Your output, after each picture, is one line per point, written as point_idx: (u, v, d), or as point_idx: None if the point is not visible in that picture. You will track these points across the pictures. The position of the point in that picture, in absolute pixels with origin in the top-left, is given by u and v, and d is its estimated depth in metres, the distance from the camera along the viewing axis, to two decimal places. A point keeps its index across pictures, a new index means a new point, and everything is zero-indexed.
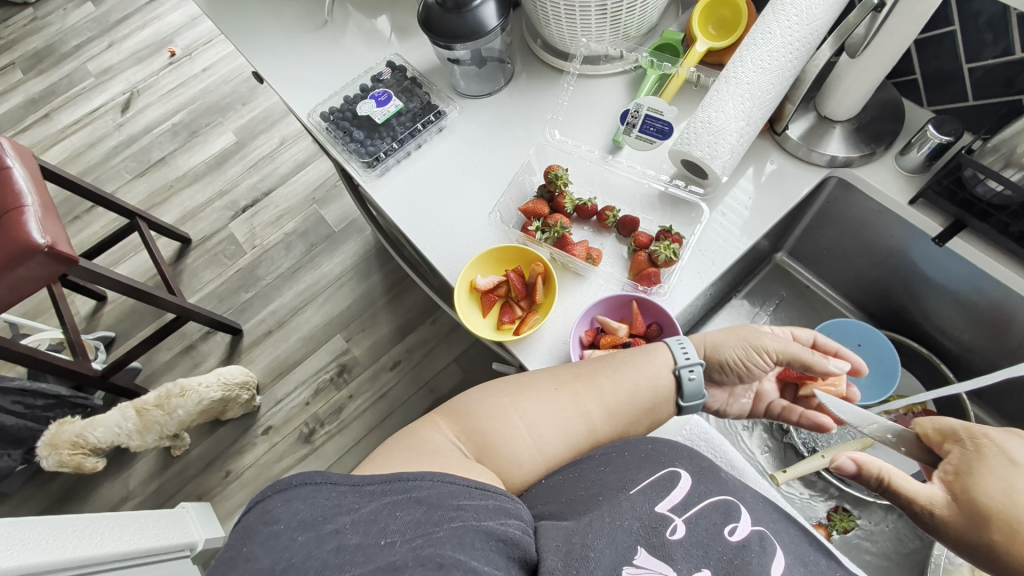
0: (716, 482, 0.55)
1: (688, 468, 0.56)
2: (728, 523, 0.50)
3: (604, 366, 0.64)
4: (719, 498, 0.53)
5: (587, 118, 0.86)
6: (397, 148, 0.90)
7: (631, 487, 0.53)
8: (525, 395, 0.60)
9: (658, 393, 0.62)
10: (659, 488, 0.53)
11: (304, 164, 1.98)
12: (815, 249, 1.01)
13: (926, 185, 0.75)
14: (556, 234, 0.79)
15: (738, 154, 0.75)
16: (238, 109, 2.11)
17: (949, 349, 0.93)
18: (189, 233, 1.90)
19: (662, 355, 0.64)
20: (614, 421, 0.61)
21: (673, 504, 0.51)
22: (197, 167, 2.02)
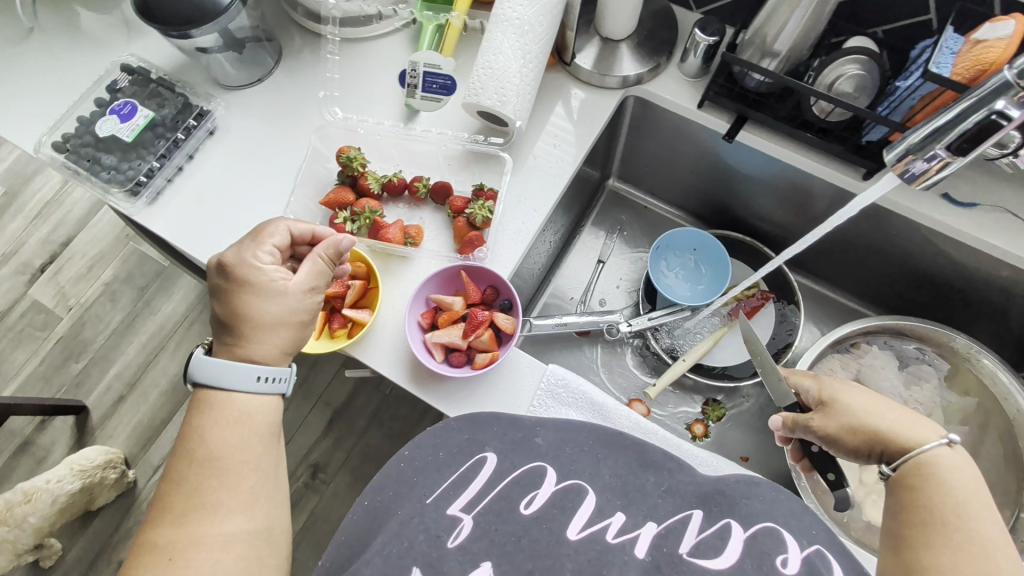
0: (528, 449, 0.51)
1: (499, 446, 0.51)
2: (525, 496, 0.47)
3: (182, 487, 0.51)
4: (524, 468, 0.49)
5: (372, 88, 0.77)
6: (162, 165, 0.75)
7: (429, 495, 0.48)
8: None
9: (263, 430, 0.56)
10: (457, 484, 0.48)
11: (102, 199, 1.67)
12: (638, 169, 1.04)
13: (707, 87, 0.76)
14: (367, 221, 0.72)
15: (531, 94, 0.72)
16: None
17: (769, 233, 1.01)
18: None
19: (236, 395, 0.55)
20: (264, 494, 0.53)
21: (471, 499, 0.47)
22: None
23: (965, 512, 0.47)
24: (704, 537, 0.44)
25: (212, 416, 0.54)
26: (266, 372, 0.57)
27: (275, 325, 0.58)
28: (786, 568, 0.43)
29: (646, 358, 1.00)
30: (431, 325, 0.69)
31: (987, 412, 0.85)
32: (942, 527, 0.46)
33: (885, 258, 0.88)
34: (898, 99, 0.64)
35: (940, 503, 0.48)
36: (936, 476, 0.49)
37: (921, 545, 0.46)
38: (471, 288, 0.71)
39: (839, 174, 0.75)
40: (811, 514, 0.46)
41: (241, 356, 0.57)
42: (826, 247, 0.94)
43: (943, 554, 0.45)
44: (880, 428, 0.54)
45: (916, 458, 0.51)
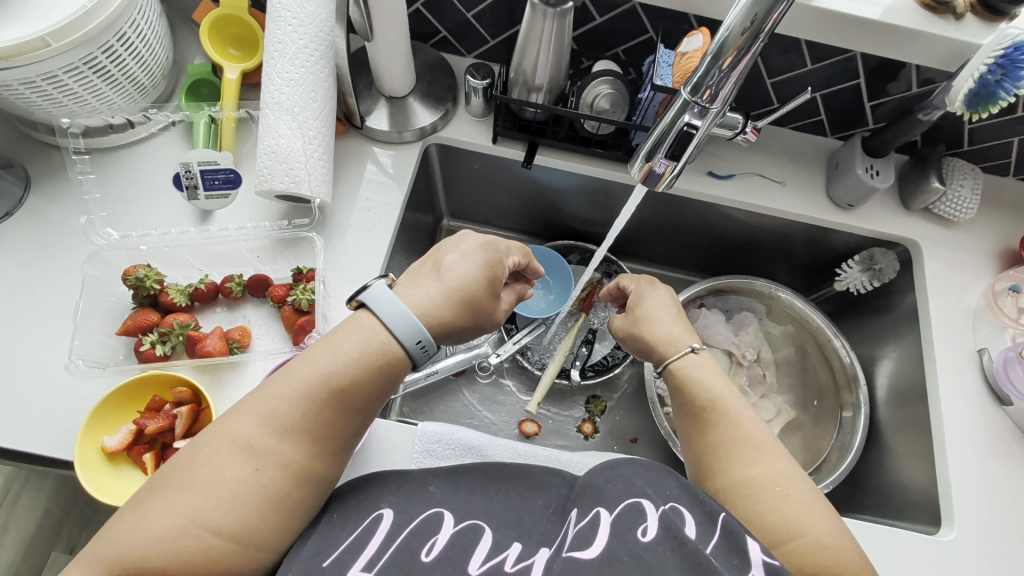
0: (422, 498, 0.48)
1: (395, 499, 0.48)
2: (425, 541, 0.44)
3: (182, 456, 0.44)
4: (422, 515, 0.46)
5: (150, 197, 0.71)
6: None
7: (326, 559, 0.43)
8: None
9: (345, 411, 0.47)
10: (356, 544, 0.44)
11: None
12: (466, 205, 1.07)
13: (496, 125, 0.83)
14: (181, 337, 0.66)
15: (327, 167, 0.71)
16: None
17: (596, 234, 1.09)
18: None
19: (382, 332, 0.49)
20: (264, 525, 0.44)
21: (372, 557, 0.43)
22: None
23: (714, 393, 0.58)
24: (578, 530, 0.44)
25: (347, 338, 0.49)
26: (427, 341, 0.50)
27: (456, 305, 0.53)
28: (646, 536, 0.42)
29: (524, 378, 1.03)
30: None
31: (801, 335, 1.00)
32: (704, 410, 0.57)
33: (688, 232, 1.00)
34: (644, 108, 0.75)
35: (697, 391, 0.59)
36: (687, 372, 0.61)
37: (697, 432, 0.57)
38: None
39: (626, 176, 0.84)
40: (664, 477, 0.47)
41: (420, 305, 0.51)
42: (644, 234, 1.05)
43: (709, 432, 0.56)
44: (653, 334, 0.66)
45: (675, 359, 0.62)
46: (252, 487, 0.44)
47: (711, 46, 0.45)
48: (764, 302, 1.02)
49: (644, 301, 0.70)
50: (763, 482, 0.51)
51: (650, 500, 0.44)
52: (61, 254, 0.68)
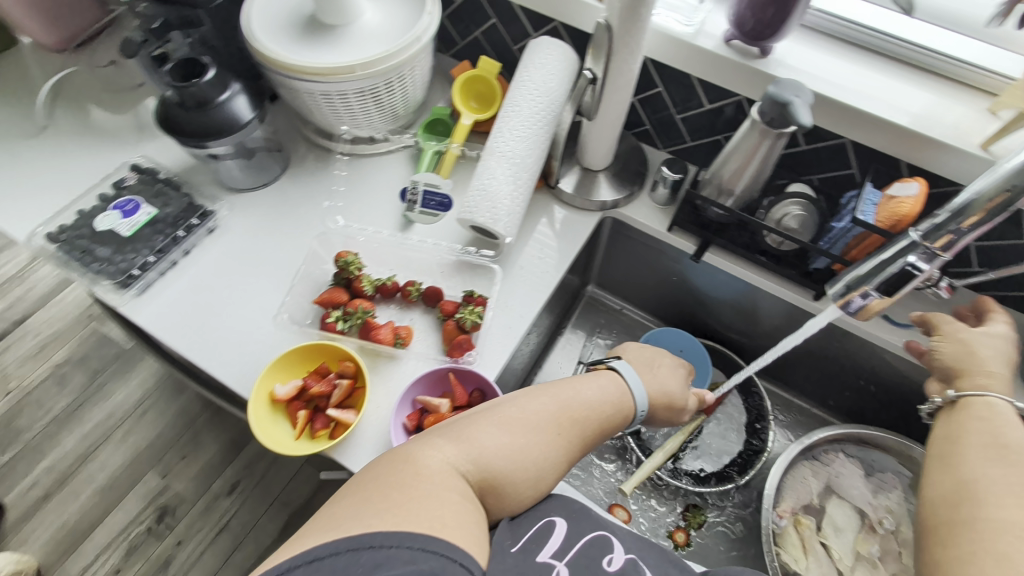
0: (590, 519, 0.60)
1: (563, 512, 0.60)
2: (604, 556, 0.56)
3: (501, 406, 0.63)
4: (592, 533, 0.58)
5: (374, 199, 0.84)
6: (158, 260, 0.77)
7: (514, 545, 0.56)
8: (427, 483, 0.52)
9: (600, 425, 0.68)
10: (538, 539, 0.57)
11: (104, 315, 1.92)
12: (615, 278, 1.12)
13: (676, 216, 0.87)
14: (359, 321, 0.74)
15: (521, 211, 0.79)
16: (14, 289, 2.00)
17: (735, 340, 1.09)
18: None
19: (616, 379, 0.73)
20: (536, 481, 0.60)
21: (554, 553, 0.56)
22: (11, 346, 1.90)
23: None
24: None
25: (609, 381, 0.72)
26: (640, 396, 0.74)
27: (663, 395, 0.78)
28: None
29: (626, 463, 0.99)
30: (417, 427, 0.68)
31: None
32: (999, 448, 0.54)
33: (836, 367, 0.96)
34: (835, 237, 0.75)
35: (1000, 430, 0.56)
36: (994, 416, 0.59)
37: (966, 463, 0.53)
38: (458, 390, 0.71)
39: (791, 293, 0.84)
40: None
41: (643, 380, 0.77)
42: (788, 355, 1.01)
43: (986, 467, 0.52)
44: (990, 368, 0.64)
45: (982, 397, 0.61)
46: (541, 448, 0.61)
47: (956, 203, 0.53)
48: (913, 469, 0.91)
49: (989, 343, 0.66)
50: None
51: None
52: (294, 224, 0.82)
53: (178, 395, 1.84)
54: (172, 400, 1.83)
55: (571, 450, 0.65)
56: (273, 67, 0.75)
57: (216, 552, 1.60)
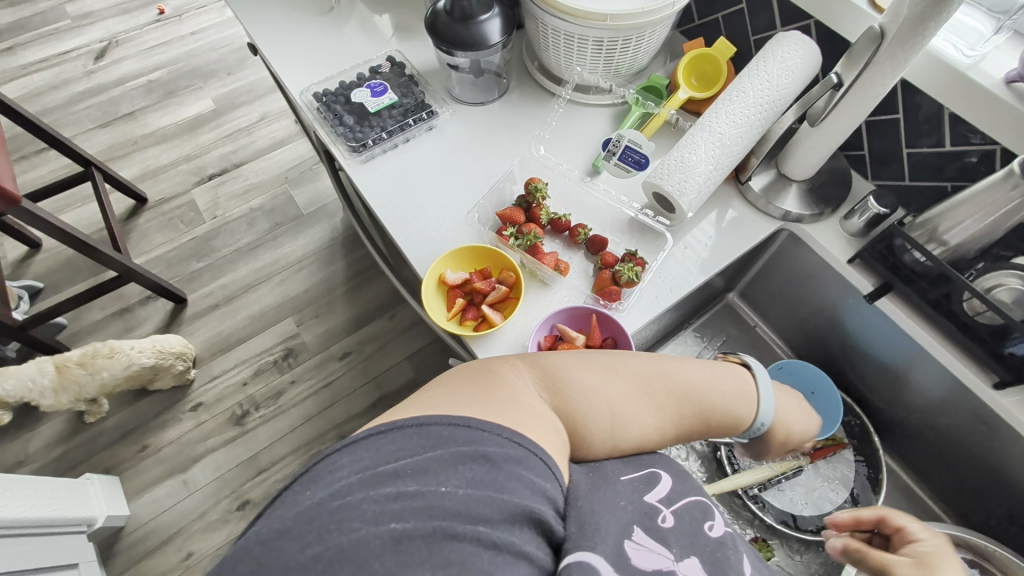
0: (694, 482, 0.59)
1: (669, 468, 0.59)
2: (707, 519, 0.55)
3: (602, 355, 0.62)
4: (696, 496, 0.57)
5: (573, 141, 0.91)
6: (385, 138, 0.92)
7: (623, 475, 0.56)
8: (521, 396, 0.53)
9: (712, 409, 0.63)
10: (646, 482, 0.56)
11: (299, 184, 2.31)
12: (763, 293, 1.09)
13: (863, 248, 0.82)
14: (529, 242, 0.80)
15: (705, 194, 0.82)
16: (245, 135, 2.43)
17: (869, 399, 1.03)
18: (165, 227, 2.20)
19: (743, 381, 0.67)
20: (621, 435, 0.58)
21: (661, 499, 0.55)
22: (226, 177, 2.33)
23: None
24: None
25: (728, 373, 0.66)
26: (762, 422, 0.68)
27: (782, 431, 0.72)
28: None
29: (710, 471, 0.99)
30: (549, 349, 0.74)
31: None
32: None
33: (985, 469, 0.87)
34: None
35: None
36: None
37: None
38: (595, 332, 0.75)
39: (966, 371, 0.77)
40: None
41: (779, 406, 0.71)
42: (924, 431, 0.94)
43: None
44: None
45: None
46: (633, 403, 0.59)
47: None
48: None
49: None
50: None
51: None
52: (499, 142, 0.91)
53: (329, 265, 2.13)
54: (324, 267, 2.13)
55: (670, 423, 0.61)
56: None
57: (318, 401, 1.87)
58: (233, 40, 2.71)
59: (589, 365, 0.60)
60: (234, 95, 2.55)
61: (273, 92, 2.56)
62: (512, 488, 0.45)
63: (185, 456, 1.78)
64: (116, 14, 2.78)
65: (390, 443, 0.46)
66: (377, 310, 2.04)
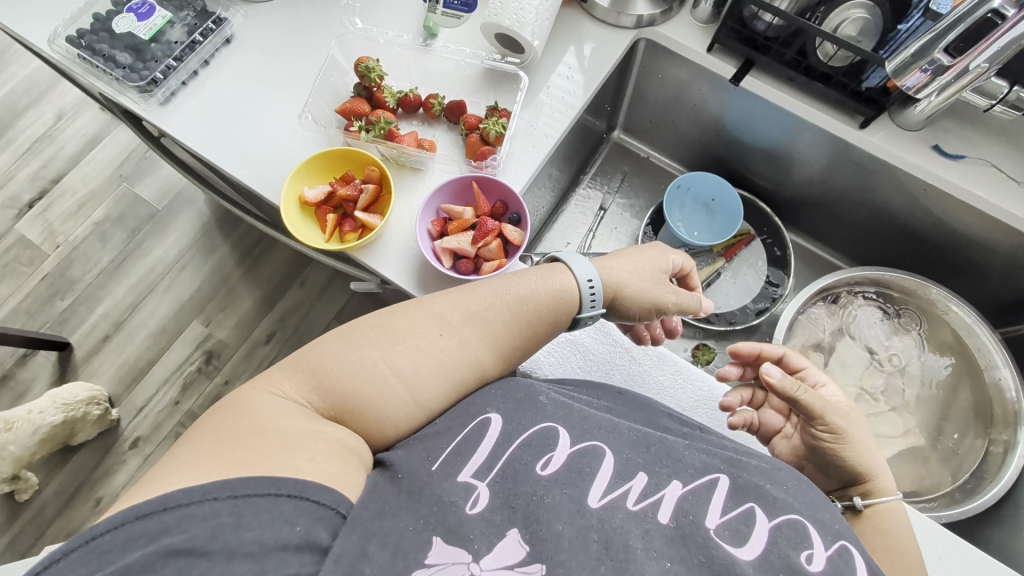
0: (535, 412, 0.54)
1: (501, 410, 0.55)
2: (542, 457, 0.50)
3: (364, 325, 0.57)
4: (536, 430, 0.52)
5: (393, 7, 0.81)
6: (177, 65, 0.76)
7: (435, 461, 0.51)
8: (260, 423, 0.48)
9: (505, 328, 0.59)
10: (465, 448, 0.52)
11: (140, 177, 2.01)
12: (643, 120, 1.06)
13: (719, 30, 0.79)
14: (382, 130, 0.72)
15: (548, 20, 0.74)
16: (50, 142, 2.05)
17: (764, 188, 1.06)
18: (5, 275, 1.89)
19: (566, 275, 0.62)
20: (424, 395, 0.55)
21: (481, 460, 0.50)
22: (49, 198, 1.98)
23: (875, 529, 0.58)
24: (730, 522, 0.47)
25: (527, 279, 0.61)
26: (595, 284, 0.62)
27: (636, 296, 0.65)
28: (812, 563, 0.44)
29: None
30: (441, 233, 0.69)
31: (961, 349, 0.87)
32: None
33: (872, 211, 0.93)
34: (900, 40, 0.69)
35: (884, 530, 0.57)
36: None
37: None
38: (481, 200, 0.70)
39: (835, 122, 0.79)
40: (830, 509, 0.48)
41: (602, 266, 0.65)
42: (813, 197, 1.00)
43: None
44: None
45: None
46: (423, 359, 0.55)
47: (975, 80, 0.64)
48: (917, 310, 0.91)
49: None
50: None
51: (764, 509, 0.47)
52: (310, 32, 0.78)
53: (213, 253, 1.92)
54: (208, 256, 1.92)
55: (482, 359, 0.58)
56: None
57: None
58: None
59: (359, 340, 0.55)
60: (12, 100, 2.10)
61: (59, 83, 2.13)
62: (244, 573, 0.38)
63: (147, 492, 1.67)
64: None
65: (97, 550, 0.38)
66: (285, 282, 1.89)
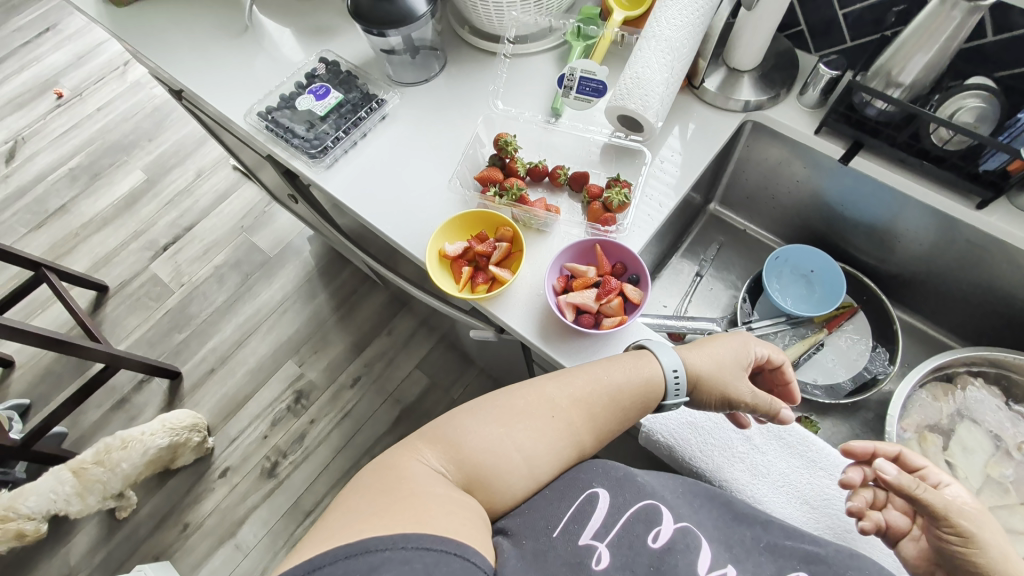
0: (635, 489, 0.60)
1: (606, 483, 0.61)
2: (650, 530, 0.57)
3: (491, 402, 0.64)
4: (640, 505, 0.59)
5: (527, 92, 0.94)
6: (343, 137, 0.90)
7: (555, 527, 0.59)
8: (415, 489, 0.55)
9: (616, 412, 0.64)
10: (580, 516, 0.59)
11: (258, 228, 2.26)
12: (741, 194, 1.11)
13: (827, 115, 0.85)
14: (514, 195, 0.81)
15: (667, 104, 0.83)
16: (188, 196, 2.36)
17: (866, 264, 1.06)
18: (136, 308, 2.14)
19: (657, 365, 0.65)
20: (538, 474, 0.62)
21: (595, 528, 0.58)
22: (181, 243, 2.26)
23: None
24: None
25: (634, 364, 0.65)
26: (680, 373, 0.65)
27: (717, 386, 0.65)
28: None
29: None
30: (564, 289, 0.75)
31: None
32: None
33: (989, 291, 0.91)
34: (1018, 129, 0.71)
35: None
36: None
37: None
38: (603, 261, 0.76)
39: (947, 200, 0.80)
40: None
41: (686, 354, 0.67)
42: (922, 275, 0.99)
43: None
44: None
45: None
46: (539, 442, 0.61)
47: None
48: None
49: None
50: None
51: None
52: (456, 113, 0.92)
53: (313, 299, 2.10)
54: (308, 302, 2.09)
55: (586, 443, 0.64)
56: None
57: (342, 432, 1.85)
58: (145, 105, 2.61)
59: (485, 422, 0.62)
60: (163, 160, 2.47)
61: (203, 147, 2.48)
62: None
63: (229, 522, 1.75)
64: (13, 111, 2.65)
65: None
66: (374, 330, 2.02)
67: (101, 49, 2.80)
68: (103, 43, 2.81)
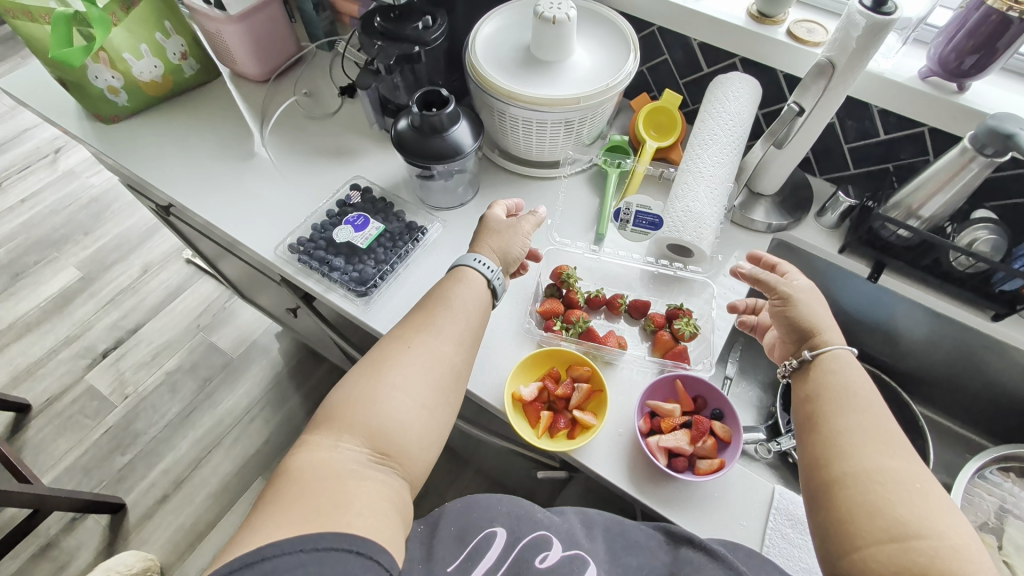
0: (532, 522, 0.67)
1: (506, 523, 0.67)
2: (540, 553, 0.63)
3: (358, 369, 0.63)
4: (531, 536, 0.65)
5: (568, 217, 0.95)
6: (387, 270, 0.86)
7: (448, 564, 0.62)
8: (320, 471, 0.54)
9: (469, 322, 0.68)
10: (475, 555, 0.64)
11: (216, 326, 2.07)
12: None
13: (850, 239, 0.92)
14: (581, 328, 0.80)
15: (716, 233, 0.87)
16: (132, 293, 2.14)
17: (876, 359, 1.13)
18: (65, 428, 1.84)
19: (473, 274, 0.71)
20: (429, 400, 0.61)
21: (490, 563, 0.63)
22: (123, 347, 2.01)
23: (857, 385, 0.61)
24: None
25: (457, 278, 0.71)
26: (482, 258, 0.73)
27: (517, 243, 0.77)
28: None
29: (780, 472, 1.01)
30: (651, 430, 0.74)
31: None
32: None
33: (995, 389, 0.99)
34: None
35: (823, 401, 0.61)
36: None
37: None
38: (685, 397, 0.76)
39: (966, 313, 0.89)
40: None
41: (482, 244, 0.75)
42: (930, 372, 1.06)
43: None
44: None
45: None
46: (415, 370, 0.62)
47: None
48: None
49: None
50: (898, 476, 0.53)
51: None
52: None
53: (284, 404, 1.90)
54: (278, 407, 1.90)
55: (459, 357, 0.66)
56: (492, 92, 0.87)
57: None
58: (81, 195, 2.39)
59: (353, 380, 0.62)
60: (103, 256, 2.23)
61: (150, 240, 2.28)
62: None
63: None
64: None
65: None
66: None
67: (27, 134, 2.57)
68: (32, 128, 2.59)
